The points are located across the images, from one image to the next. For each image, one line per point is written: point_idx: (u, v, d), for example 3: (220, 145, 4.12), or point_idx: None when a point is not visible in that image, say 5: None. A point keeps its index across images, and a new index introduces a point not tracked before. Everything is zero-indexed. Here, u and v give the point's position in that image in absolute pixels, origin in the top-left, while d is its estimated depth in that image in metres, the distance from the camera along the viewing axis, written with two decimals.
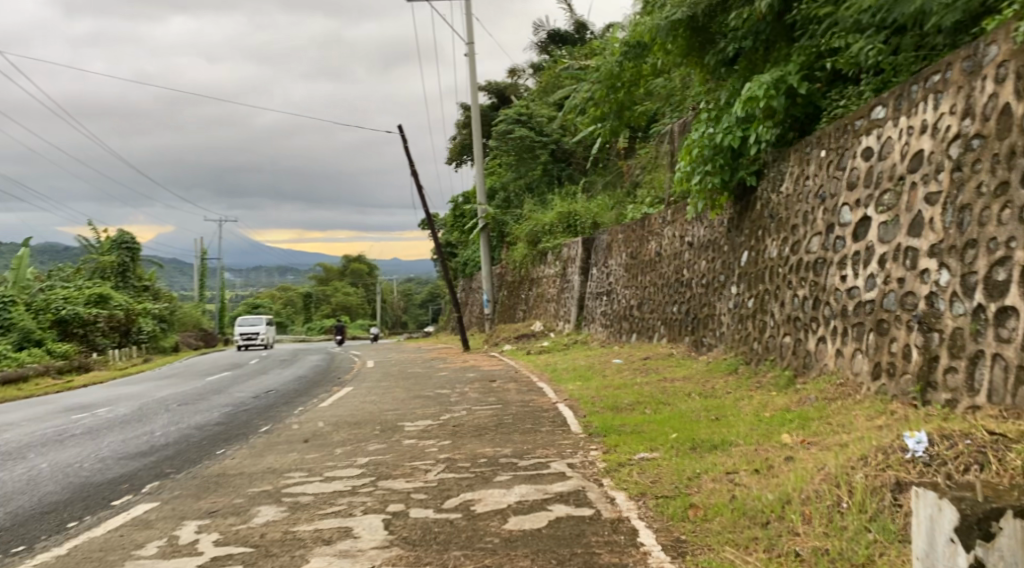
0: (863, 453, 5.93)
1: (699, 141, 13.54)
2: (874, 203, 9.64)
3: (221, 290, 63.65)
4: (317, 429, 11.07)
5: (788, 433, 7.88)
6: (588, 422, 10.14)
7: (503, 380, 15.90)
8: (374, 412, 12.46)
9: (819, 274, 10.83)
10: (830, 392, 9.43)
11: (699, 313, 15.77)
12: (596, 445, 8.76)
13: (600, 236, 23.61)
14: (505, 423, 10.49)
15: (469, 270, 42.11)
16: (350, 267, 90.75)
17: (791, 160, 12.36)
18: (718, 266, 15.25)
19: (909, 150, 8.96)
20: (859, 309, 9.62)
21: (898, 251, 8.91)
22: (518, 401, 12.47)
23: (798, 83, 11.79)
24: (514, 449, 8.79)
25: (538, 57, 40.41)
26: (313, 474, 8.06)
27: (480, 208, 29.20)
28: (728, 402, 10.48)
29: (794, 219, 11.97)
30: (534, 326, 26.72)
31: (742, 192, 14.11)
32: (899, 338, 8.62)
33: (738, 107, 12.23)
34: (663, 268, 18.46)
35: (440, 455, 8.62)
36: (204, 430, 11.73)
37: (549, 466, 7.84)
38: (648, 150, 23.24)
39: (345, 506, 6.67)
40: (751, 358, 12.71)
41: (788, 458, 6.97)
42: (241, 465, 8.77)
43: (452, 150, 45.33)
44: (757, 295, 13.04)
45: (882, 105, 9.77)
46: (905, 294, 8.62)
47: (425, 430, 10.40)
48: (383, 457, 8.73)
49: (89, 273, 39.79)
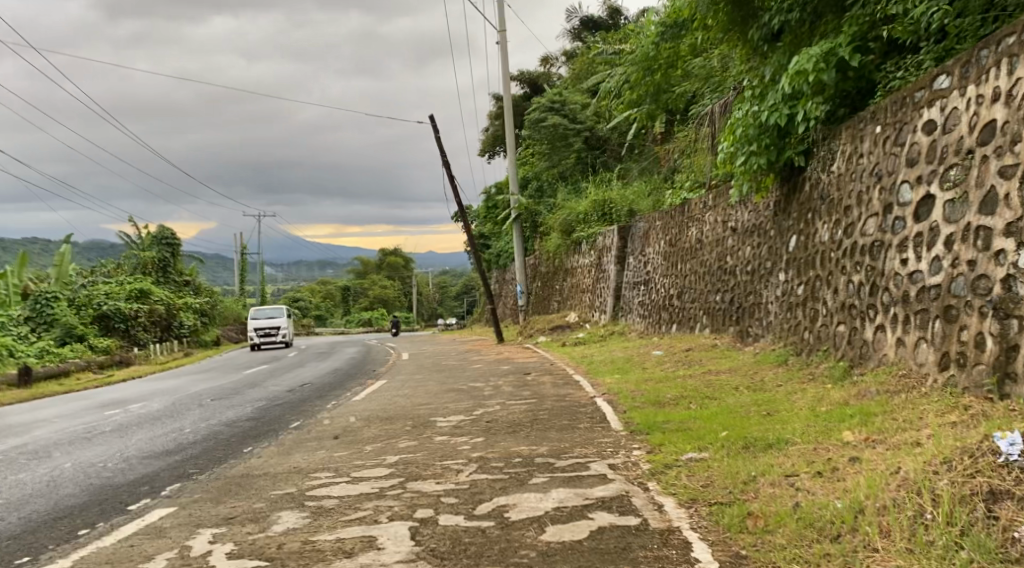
0: (945, 455, 5.27)
1: (743, 120, 12.84)
2: (938, 179, 8.93)
3: (258, 286, 63.82)
4: (345, 425, 10.59)
5: (850, 430, 7.23)
6: (630, 418, 9.52)
7: (539, 373, 15.35)
8: (406, 406, 11.96)
9: (877, 258, 10.12)
10: (891, 385, 8.75)
11: (743, 302, 15.08)
12: (639, 443, 8.15)
13: (638, 224, 22.92)
14: (540, 419, 9.94)
15: (504, 262, 41.53)
16: (386, 260, 90.73)
17: (843, 138, 11.63)
18: (763, 252, 14.54)
19: (980, 121, 8.27)
20: (922, 295, 8.92)
21: (967, 231, 8.22)
22: (555, 395, 11.91)
23: (851, 55, 11.04)
24: (551, 447, 8.22)
25: (571, 44, 39.71)
26: (338, 474, 7.48)
27: (513, 198, 28.63)
28: (780, 395, 9.82)
29: (847, 200, 11.24)
30: (569, 317, 26.08)
31: (789, 173, 13.40)
32: (971, 326, 7.94)
33: (786, 81, 11.52)
34: (704, 255, 17.76)
35: (472, 454, 8.07)
36: (236, 427, 11.22)
37: (589, 467, 7.26)
38: (686, 133, 22.49)
39: (371, 511, 6.06)
40: (803, 348, 12.00)
41: (851, 460, 6.32)
42: (265, 463, 8.24)
43: (485, 141, 44.82)
44: (808, 282, 12.32)
45: (946, 73, 9.05)
46: (977, 277, 7.94)
47: (457, 426, 9.87)
48: (412, 456, 8.20)
49: (130, 268, 39.83)
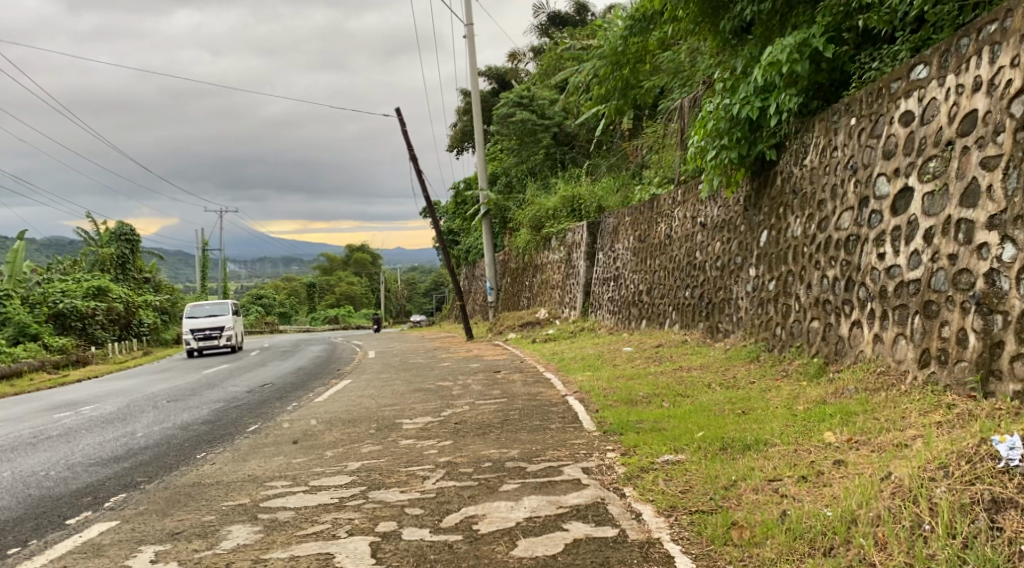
0: (939, 460, 5.08)
1: (715, 112, 12.55)
2: (915, 171, 8.69)
3: (222, 283, 62.79)
4: (306, 429, 10.18)
5: (831, 431, 6.96)
6: (602, 418, 9.18)
7: (508, 371, 15.00)
8: (370, 408, 11.54)
9: (852, 252, 9.88)
10: (870, 383, 8.50)
11: (713, 297, 14.84)
12: (613, 445, 7.82)
13: (607, 219, 22.65)
14: (510, 420, 9.58)
15: (472, 259, 41.12)
16: (353, 257, 90.00)
17: (816, 130, 11.39)
18: (733, 247, 14.30)
19: (959, 111, 8.04)
20: (899, 290, 8.69)
21: (947, 224, 7.99)
22: (524, 394, 11.56)
23: (824, 46, 10.81)
24: (521, 451, 7.87)
25: (538, 40, 39.37)
26: (296, 483, 7.06)
27: (481, 194, 28.21)
28: (754, 393, 9.55)
29: (821, 193, 11.01)
30: (538, 313, 25.72)
31: (760, 167, 13.17)
32: (952, 321, 7.70)
33: (759, 72, 11.25)
34: (673, 251, 17.49)
35: (439, 459, 7.69)
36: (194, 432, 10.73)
37: (561, 472, 6.91)
38: (655, 129, 22.24)
39: (329, 525, 5.66)
40: (775, 344, 11.76)
41: (835, 463, 6.04)
42: (219, 471, 7.79)
43: (452, 137, 44.37)
44: (780, 277, 12.07)
45: (924, 63, 8.82)
46: (957, 272, 7.71)
47: (424, 429, 9.49)
48: (375, 461, 7.80)
49: (88, 265, 38.92)
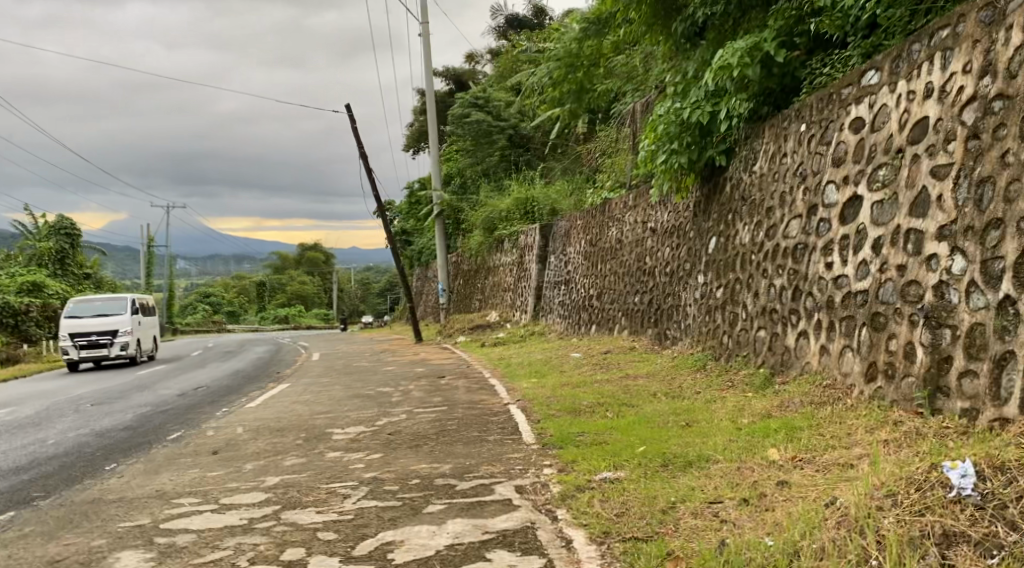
0: (887, 487, 4.86)
1: (665, 116, 12.27)
2: (865, 180, 8.45)
3: (168, 279, 61.42)
4: (231, 438, 9.68)
5: (775, 448, 6.66)
6: (542, 430, 8.80)
7: (452, 376, 14.61)
8: (303, 415, 11.05)
9: (800, 260, 9.63)
10: (816, 396, 8.23)
11: (662, 304, 14.57)
12: (551, 460, 7.43)
13: (559, 223, 22.34)
14: (447, 431, 9.16)
15: (425, 260, 40.56)
16: (305, 256, 88.79)
17: (767, 136, 11.15)
18: (682, 253, 14.05)
19: (910, 118, 7.81)
20: (847, 301, 8.43)
21: (896, 235, 7.75)
22: (465, 402, 11.18)
23: (776, 50, 10.56)
24: (454, 465, 7.46)
25: (496, 41, 39.01)
26: (206, 501, 6.66)
27: (433, 194, 27.73)
28: (699, 404, 9.25)
29: (770, 200, 10.76)
30: (489, 316, 25.29)
31: (710, 173, 12.92)
32: (899, 335, 7.45)
33: (709, 75, 10.98)
34: (624, 256, 17.22)
35: (365, 475, 7.25)
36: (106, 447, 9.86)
37: (493, 490, 6.52)
38: (608, 133, 21.97)
39: (229, 552, 5.35)
40: (721, 353, 11.49)
41: (779, 484, 5.75)
42: (124, 486, 7.42)
43: (408, 137, 43.84)
44: (727, 285, 11.81)
45: (875, 69, 8.60)
46: (906, 283, 7.46)
47: (356, 440, 9.03)
48: (296, 477, 7.35)
49: (26, 259, 37.74)
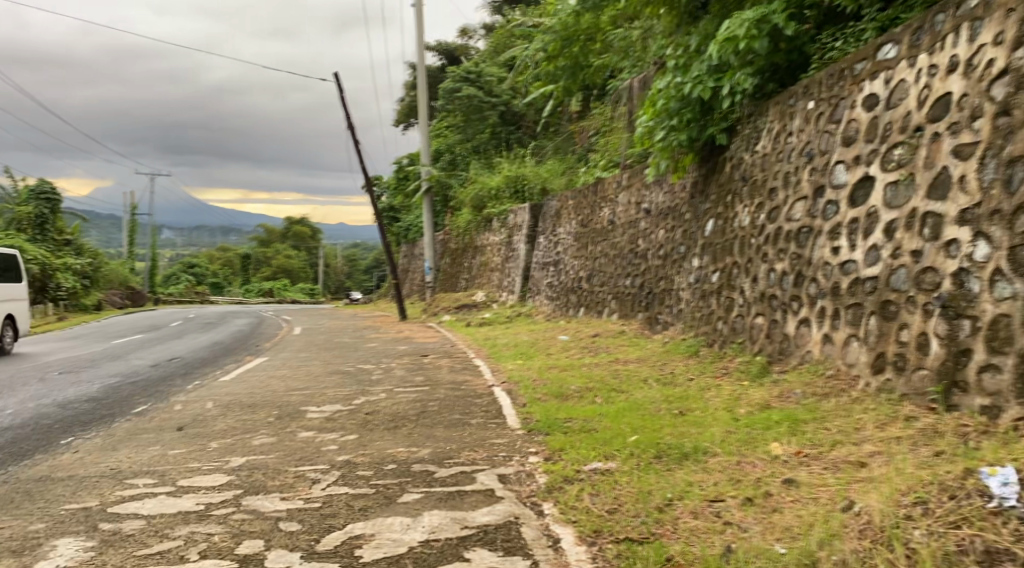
0: (916, 495, 4.55)
1: (665, 91, 11.74)
2: (878, 160, 7.96)
3: (150, 248, 60.54)
4: (198, 414, 9.15)
5: (778, 442, 6.18)
6: (528, 415, 8.30)
7: (436, 355, 14.10)
8: (277, 391, 10.52)
9: (804, 244, 9.13)
10: (818, 387, 7.76)
11: (654, 287, 14.09)
12: (536, 447, 6.93)
13: (550, 202, 21.80)
14: (427, 413, 8.66)
15: (412, 237, 39.94)
16: (292, 229, 87.92)
17: (771, 114, 10.65)
18: (678, 235, 13.54)
19: (931, 94, 7.33)
20: (854, 288, 7.95)
21: (912, 218, 7.26)
22: (448, 383, 10.67)
23: (785, 23, 10.03)
24: (433, 450, 6.95)
25: (491, 17, 38.28)
26: (162, 482, 6.17)
27: (423, 169, 27.11)
28: (693, 392, 8.77)
29: (772, 181, 10.26)
30: (475, 295, 24.75)
31: (710, 152, 12.41)
32: (912, 325, 6.99)
33: (714, 48, 10.45)
34: (616, 237, 16.72)
35: (336, 458, 6.73)
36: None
37: (473, 479, 6.02)
38: (602, 111, 21.42)
39: (180, 542, 4.92)
40: (715, 339, 11.01)
41: (784, 483, 5.29)
42: (76, 463, 6.93)
43: (399, 112, 43.12)
44: (724, 269, 11.32)
45: (893, 42, 8.09)
46: (921, 270, 6.99)
47: (330, 420, 8.51)
48: (261, 458, 6.83)
49: (4, 223, 36.89)
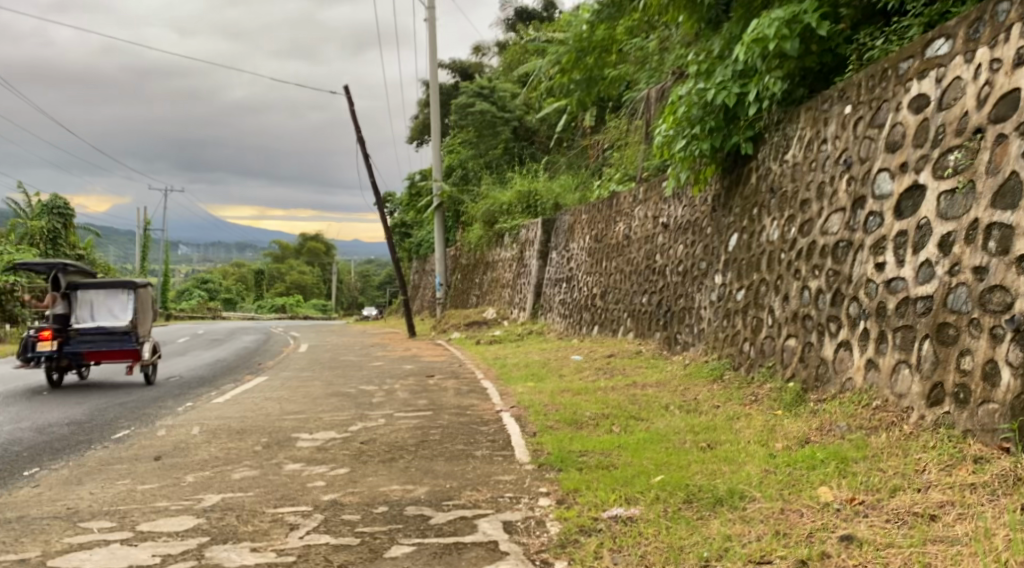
0: None
1: (686, 98, 10.94)
2: (929, 166, 7.15)
3: (163, 264, 60.18)
4: (180, 442, 8.38)
5: (827, 488, 5.37)
6: (538, 447, 7.47)
7: (442, 376, 13.28)
8: (269, 416, 9.74)
9: (842, 261, 8.30)
10: (864, 420, 6.90)
11: (673, 305, 13.27)
12: (548, 487, 6.12)
13: (563, 217, 21.01)
14: (427, 443, 7.85)
15: (423, 253, 39.16)
16: (305, 246, 87.48)
17: (802, 120, 9.85)
18: (698, 250, 12.73)
19: (993, 92, 6.57)
20: (903, 308, 7.11)
21: (973, 231, 6.47)
22: (453, 408, 9.86)
23: (819, 22, 9.22)
24: (430, 489, 6.15)
25: (505, 34, 37.72)
26: (119, 526, 5.37)
27: (434, 185, 26.36)
28: (721, 422, 7.93)
29: (804, 192, 9.46)
30: (486, 313, 23.93)
31: (733, 162, 11.63)
32: (976, 351, 6.18)
33: (741, 49, 9.64)
34: (632, 252, 15.93)
35: (320, 499, 5.93)
36: (127, 299, 13.39)
37: (475, 526, 5.24)
38: (618, 124, 20.67)
39: None
40: (741, 362, 10.17)
41: (843, 540, 4.64)
42: (30, 501, 6.15)
43: (413, 129, 42.57)
44: (750, 287, 10.49)
45: (945, 36, 7.30)
46: (986, 289, 6.21)
47: (319, 450, 7.71)
48: (237, 497, 6.04)
49: (16, 238, 36.39)
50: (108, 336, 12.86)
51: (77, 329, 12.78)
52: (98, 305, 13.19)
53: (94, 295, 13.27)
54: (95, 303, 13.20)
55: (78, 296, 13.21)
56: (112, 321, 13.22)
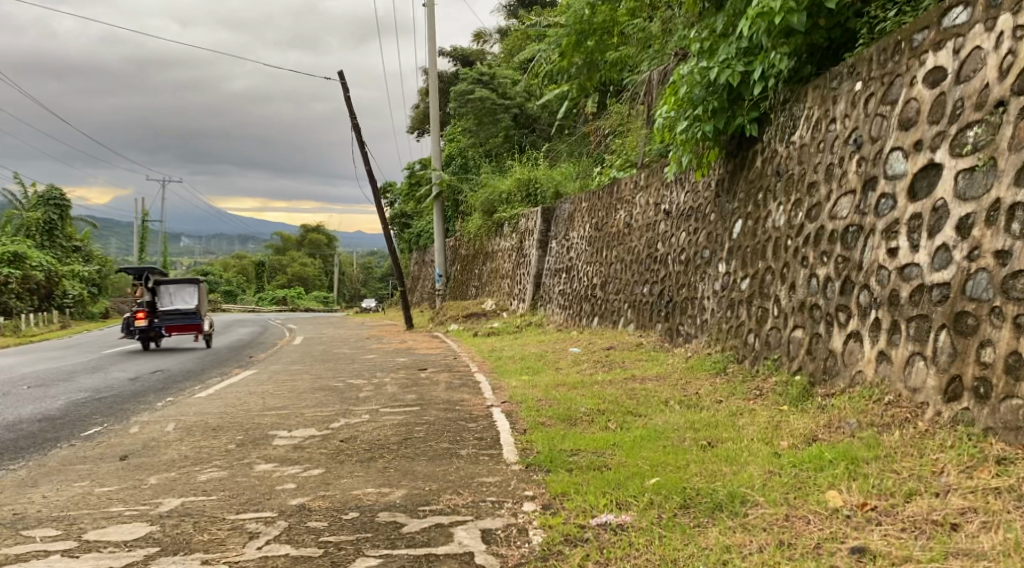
0: None
1: (688, 77, 10.46)
2: (946, 144, 6.68)
3: (163, 255, 59.75)
4: (153, 439, 7.94)
5: (837, 491, 4.93)
6: (527, 445, 7.01)
7: (435, 369, 12.81)
8: (251, 411, 9.31)
9: (852, 246, 7.83)
10: (876, 416, 6.45)
11: (674, 296, 12.81)
12: (534, 489, 5.67)
13: (562, 205, 20.52)
14: (411, 440, 7.40)
15: (424, 244, 38.67)
16: (306, 238, 87.01)
17: (809, 100, 9.36)
18: (700, 238, 12.27)
19: (1016, 63, 6.11)
20: (916, 296, 6.65)
21: (994, 212, 6.02)
22: (442, 402, 9.41)
23: None
24: (407, 492, 5.71)
25: (505, 21, 37.12)
26: (65, 534, 4.96)
27: (432, 174, 25.85)
28: (722, 417, 7.48)
29: (811, 175, 8.99)
30: (484, 303, 23.46)
31: (737, 145, 11.15)
32: (998, 342, 5.73)
33: (745, 25, 9.15)
34: (632, 241, 15.46)
35: (288, 503, 5.49)
36: (194, 291, 18.44)
37: (451, 535, 4.81)
38: (619, 109, 20.14)
39: None
40: (744, 354, 9.71)
41: (856, 553, 4.24)
42: None
43: (413, 119, 42.01)
44: (754, 276, 10.02)
45: (963, 5, 6.82)
46: (1009, 275, 5.75)
47: (297, 448, 7.27)
48: (199, 500, 5.61)
49: (14, 229, 36.01)
50: (183, 314, 17.91)
51: (163, 310, 17.83)
52: (175, 294, 18.22)
53: (172, 288, 18.30)
54: (173, 293, 18.19)
55: (161, 288, 18.18)
56: (186, 306, 18.21)
